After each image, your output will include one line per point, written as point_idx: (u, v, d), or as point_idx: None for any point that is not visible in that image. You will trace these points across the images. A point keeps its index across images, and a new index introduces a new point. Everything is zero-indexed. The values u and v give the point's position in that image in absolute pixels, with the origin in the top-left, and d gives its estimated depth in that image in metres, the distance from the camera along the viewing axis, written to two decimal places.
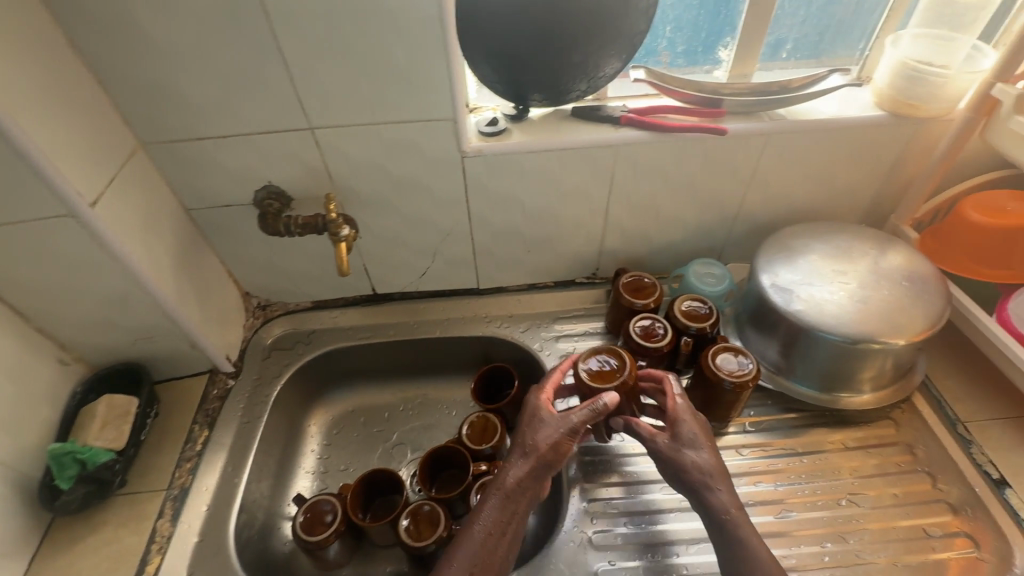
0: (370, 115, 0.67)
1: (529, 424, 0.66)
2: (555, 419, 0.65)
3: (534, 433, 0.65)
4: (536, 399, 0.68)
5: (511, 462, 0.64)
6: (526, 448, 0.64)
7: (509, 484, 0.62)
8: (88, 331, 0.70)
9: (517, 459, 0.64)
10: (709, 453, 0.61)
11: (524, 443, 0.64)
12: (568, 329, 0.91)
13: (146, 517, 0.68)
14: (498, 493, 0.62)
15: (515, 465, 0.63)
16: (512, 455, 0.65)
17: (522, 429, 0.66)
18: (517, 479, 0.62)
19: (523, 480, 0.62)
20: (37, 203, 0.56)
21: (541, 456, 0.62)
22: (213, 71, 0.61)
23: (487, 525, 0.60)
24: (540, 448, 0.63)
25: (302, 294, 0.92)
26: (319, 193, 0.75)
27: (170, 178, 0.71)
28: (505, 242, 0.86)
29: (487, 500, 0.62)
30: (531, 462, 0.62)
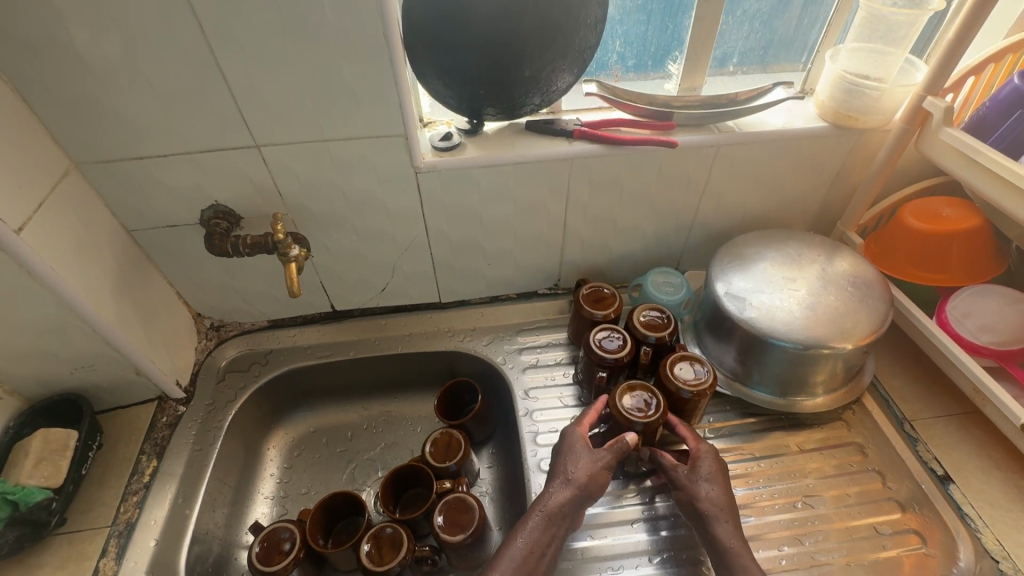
0: (319, 132, 0.66)
1: (571, 452, 0.69)
2: (592, 452, 0.68)
3: (574, 461, 0.68)
4: (576, 430, 0.71)
5: (550, 488, 0.66)
6: (569, 475, 0.67)
7: (553, 506, 0.65)
8: (21, 362, 0.66)
9: (560, 485, 0.66)
10: (724, 490, 0.65)
11: (567, 471, 0.67)
12: (531, 341, 0.91)
13: (87, 557, 0.64)
14: (542, 514, 0.64)
15: (556, 488, 0.66)
16: (554, 480, 0.67)
17: (562, 457, 0.69)
18: (560, 506, 0.65)
19: (566, 507, 0.65)
20: None
21: (582, 486, 0.65)
22: (149, 89, 0.59)
23: (529, 543, 0.62)
24: (581, 475, 0.66)
25: (257, 313, 0.89)
26: (269, 211, 0.73)
27: (108, 199, 0.68)
28: (466, 256, 0.85)
29: (528, 521, 0.64)
30: (575, 490, 0.65)
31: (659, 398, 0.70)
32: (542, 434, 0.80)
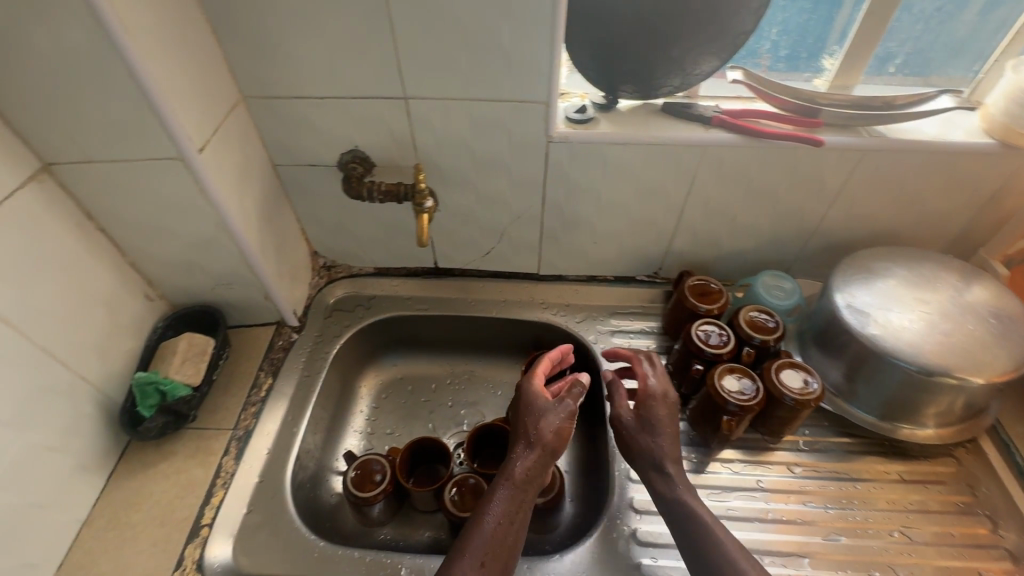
0: (466, 90, 0.67)
1: (531, 416, 0.70)
2: (555, 408, 0.70)
3: (535, 422, 0.69)
4: (532, 389, 0.73)
5: (515, 451, 0.68)
6: (532, 438, 0.68)
7: (519, 474, 0.65)
8: (176, 270, 0.73)
9: (525, 450, 0.67)
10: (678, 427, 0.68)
11: (532, 431, 0.68)
12: (623, 325, 0.91)
13: (212, 453, 0.71)
14: (508, 484, 0.64)
15: (519, 453, 0.67)
16: (517, 446, 0.68)
17: (523, 422, 0.70)
18: (525, 467, 0.66)
19: (531, 468, 0.66)
20: (150, 144, 0.57)
21: (547, 444, 0.67)
22: (323, 33, 0.62)
23: (497, 515, 0.61)
24: (544, 438, 0.68)
25: (367, 259, 0.94)
26: (402, 162, 0.76)
27: (264, 133, 0.73)
28: (574, 230, 0.86)
29: (496, 492, 0.63)
30: (537, 452, 0.67)
31: (760, 393, 0.70)
32: None
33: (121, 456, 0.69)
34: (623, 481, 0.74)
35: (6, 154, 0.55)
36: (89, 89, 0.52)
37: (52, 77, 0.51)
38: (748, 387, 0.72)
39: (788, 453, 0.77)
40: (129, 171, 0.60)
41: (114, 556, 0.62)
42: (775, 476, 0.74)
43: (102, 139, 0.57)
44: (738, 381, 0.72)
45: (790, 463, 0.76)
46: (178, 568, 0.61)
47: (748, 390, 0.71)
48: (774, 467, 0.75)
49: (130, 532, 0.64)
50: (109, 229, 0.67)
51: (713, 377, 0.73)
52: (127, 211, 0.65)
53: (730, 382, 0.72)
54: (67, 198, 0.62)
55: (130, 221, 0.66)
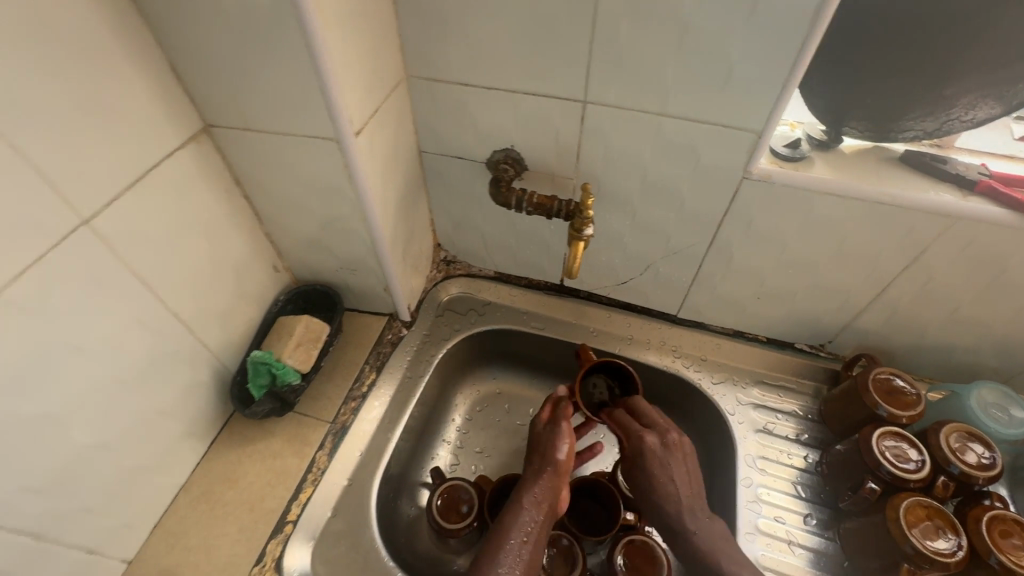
0: (660, 104, 0.55)
1: (544, 457, 0.61)
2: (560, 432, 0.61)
3: (546, 452, 0.61)
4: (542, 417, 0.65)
5: (527, 493, 0.58)
6: (542, 466, 0.60)
7: (534, 500, 0.57)
8: (306, 247, 0.70)
9: (535, 478, 0.59)
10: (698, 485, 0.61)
11: (548, 470, 0.59)
12: (769, 399, 0.76)
13: (308, 444, 0.68)
14: (524, 507, 0.56)
15: (530, 493, 0.58)
16: (528, 487, 0.58)
17: (537, 460, 0.61)
18: (539, 510, 0.56)
19: (545, 513, 0.57)
20: (309, 121, 0.52)
21: (557, 473, 0.59)
22: (511, 17, 0.53)
23: (523, 541, 0.54)
24: (557, 483, 0.59)
25: (489, 261, 0.87)
26: (558, 171, 0.67)
27: (418, 117, 0.67)
28: (737, 280, 0.72)
29: (513, 539, 0.54)
30: (550, 494, 0.58)
31: (964, 552, 0.53)
32: (764, 520, 0.66)
33: (224, 424, 0.68)
34: None
35: (172, 111, 0.52)
36: (261, 56, 0.47)
37: (225, 37, 0.47)
38: (946, 539, 0.54)
39: None
40: (281, 144, 0.56)
41: (202, 533, 0.60)
42: None
43: (261, 109, 0.52)
44: (933, 527, 0.55)
45: None
46: (258, 564, 0.59)
47: (948, 543, 0.54)
48: None
49: (219, 510, 0.62)
50: (252, 197, 0.64)
51: (900, 514, 0.56)
52: (272, 183, 0.61)
53: (925, 525, 0.55)
54: (219, 162, 0.59)
55: (273, 193, 0.63)
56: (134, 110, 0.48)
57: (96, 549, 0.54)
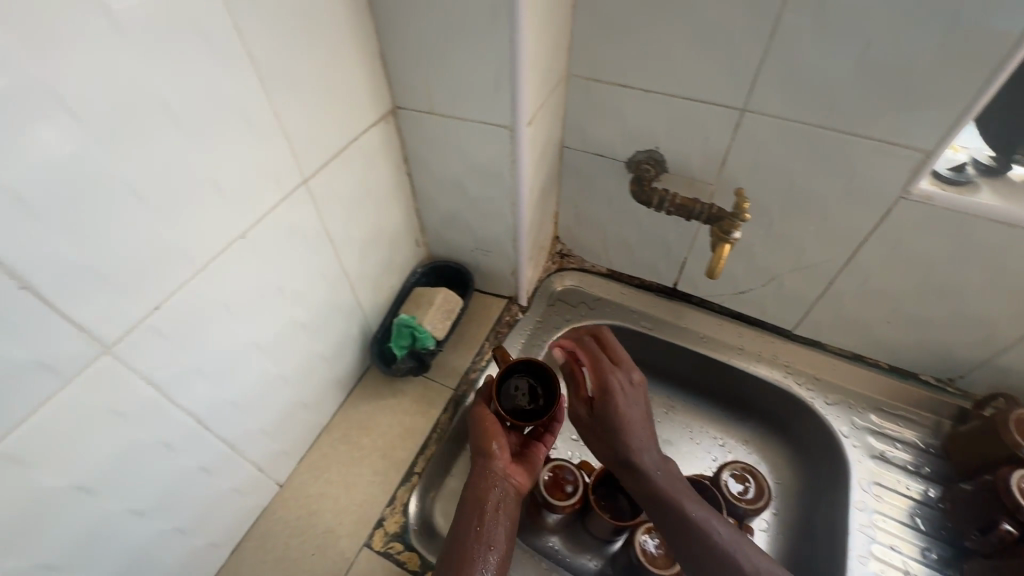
0: (825, 116, 0.56)
1: (482, 466, 0.59)
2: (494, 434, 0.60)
3: (482, 457, 0.59)
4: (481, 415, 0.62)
5: (472, 504, 0.56)
6: (483, 470, 0.58)
7: (484, 501, 0.56)
8: (449, 225, 0.76)
9: (476, 481, 0.58)
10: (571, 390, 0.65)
11: (490, 476, 0.58)
12: (887, 427, 0.74)
13: (433, 405, 0.73)
14: (474, 511, 0.56)
15: (474, 503, 0.56)
16: (470, 496, 0.57)
17: (474, 469, 0.59)
18: (488, 517, 0.55)
19: (497, 521, 0.55)
20: (490, 108, 0.57)
21: (499, 471, 0.58)
22: (688, 25, 0.56)
23: (488, 542, 0.54)
24: (497, 491, 0.57)
25: (604, 258, 0.90)
26: (700, 176, 0.69)
27: (569, 114, 0.71)
28: (868, 301, 0.71)
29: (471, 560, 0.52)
30: (493, 500, 0.57)
31: None
32: (878, 546, 0.65)
33: (361, 377, 0.76)
34: None
35: (373, 92, 0.59)
36: (464, 48, 0.53)
37: (436, 29, 0.53)
38: None
39: None
40: (456, 128, 0.61)
41: (342, 471, 0.67)
42: None
43: (448, 94, 0.58)
44: None
45: None
46: (390, 506, 0.64)
47: None
48: None
49: (357, 453, 0.69)
50: (413, 175, 0.71)
51: None
52: (436, 163, 0.67)
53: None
54: (396, 140, 0.66)
55: (434, 172, 0.69)
56: (351, 88, 0.55)
57: (264, 468, 0.61)
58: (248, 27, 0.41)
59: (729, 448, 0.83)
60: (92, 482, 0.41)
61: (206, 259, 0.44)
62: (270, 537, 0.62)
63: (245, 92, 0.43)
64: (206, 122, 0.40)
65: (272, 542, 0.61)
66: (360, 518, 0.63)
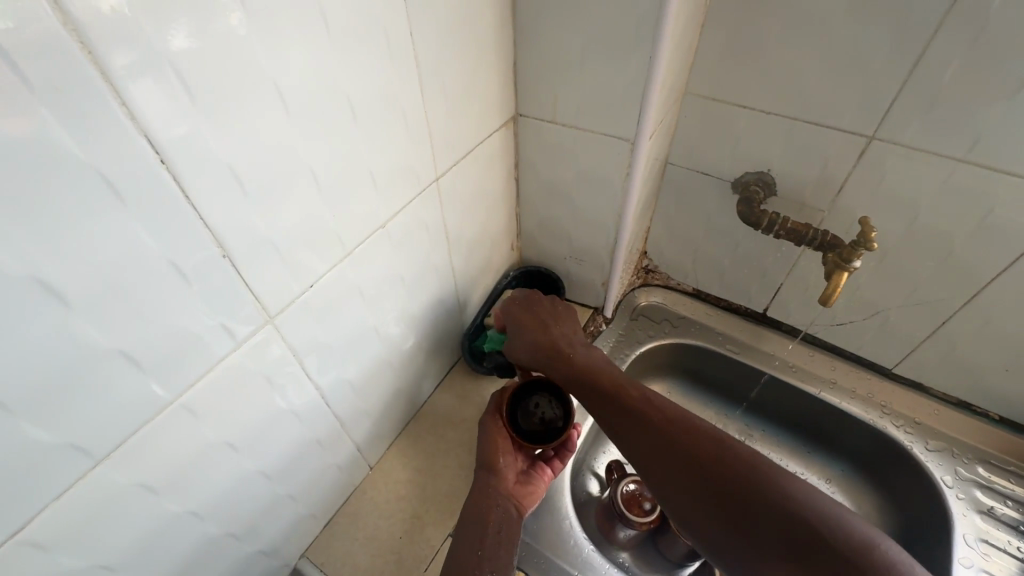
0: (969, 148, 0.54)
1: (487, 484, 0.57)
2: (504, 451, 0.60)
3: (487, 474, 0.58)
4: (489, 429, 0.61)
5: (474, 521, 0.54)
6: (487, 488, 0.57)
7: (485, 519, 0.54)
8: (547, 232, 0.78)
9: (480, 498, 0.56)
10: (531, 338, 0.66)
11: (494, 494, 0.56)
12: (996, 482, 0.70)
13: None
14: (474, 527, 0.54)
15: (474, 521, 0.54)
16: (473, 512, 0.55)
17: (478, 484, 0.58)
18: (490, 540, 0.53)
19: (499, 542, 0.54)
20: (615, 122, 0.59)
21: (504, 491, 0.57)
22: (824, 49, 0.56)
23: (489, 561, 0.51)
24: (499, 509, 0.56)
25: (691, 277, 0.89)
26: (813, 201, 0.68)
27: (680, 130, 0.72)
28: (988, 346, 0.67)
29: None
30: (496, 520, 0.55)
31: None
32: None
33: (448, 371, 0.78)
34: None
35: (502, 99, 0.61)
36: (599, 62, 0.55)
37: (575, 43, 0.55)
38: None
39: None
40: (574, 138, 0.63)
41: (429, 459, 0.69)
42: None
43: (574, 105, 0.60)
44: None
45: None
46: None
47: None
48: None
49: (443, 444, 0.71)
50: (521, 180, 0.73)
51: None
52: (546, 171, 0.69)
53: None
54: (512, 146, 0.68)
55: (542, 179, 0.71)
56: (485, 93, 0.57)
57: (361, 448, 0.64)
58: (419, 31, 0.44)
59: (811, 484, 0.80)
60: (239, 441, 0.44)
61: (352, 245, 0.47)
62: (360, 514, 0.64)
63: (407, 93, 0.46)
64: (374, 118, 0.44)
65: (362, 520, 0.64)
66: (445, 508, 0.65)
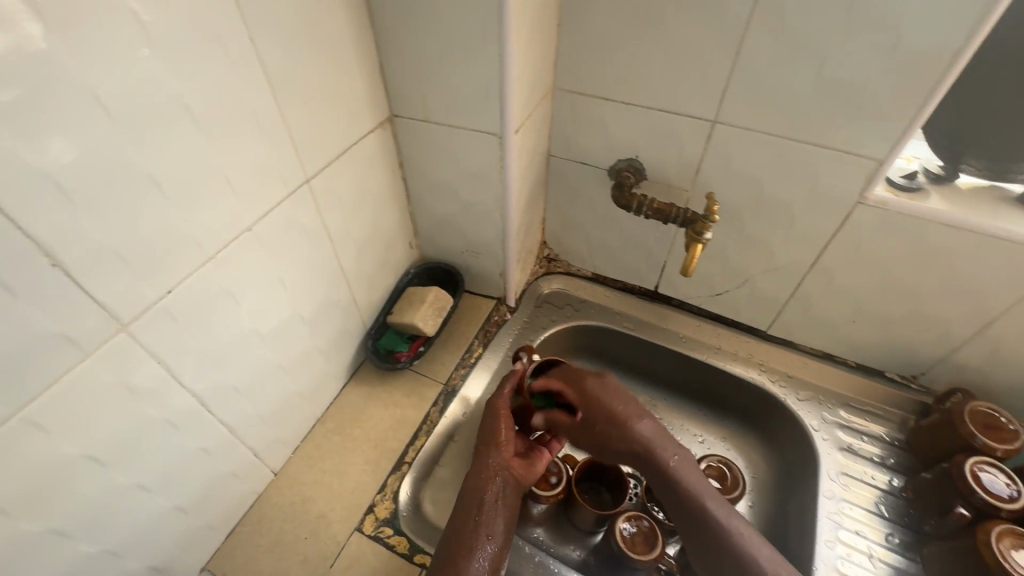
0: (789, 127, 0.62)
1: (489, 458, 0.63)
2: (504, 430, 0.65)
3: (489, 452, 0.64)
4: (494, 412, 0.67)
5: (473, 492, 0.61)
6: (490, 462, 0.63)
7: (484, 491, 0.60)
8: (442, 228, 0.81)
9: (483, 471, 0.62)
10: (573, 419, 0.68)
11: (493, 467, 0.62)
12: (855, 421, 0.78)
13: (424, 398, 0.77)
14: (475, 501, 0.60)
15: (472, 492, 0.61)
16: (472, 484, 0.62)
17: (479, 458, 0.64)
18: (485, 509, 0.60)
19: (493, 507, 0.60)
20: (481, 118, 0.62)
21: (502, 469, 0.62)
22: (662, 44, 0.62)
23: (485, 534, 0.58)
24: (494, 480, 0.61)
25: (589, 262, 0.94)
26: (676, 182, 0.74)
27: (555, 124, 0.76)
28: (837, 303, 0.75)
29: (466, 541, 0.57)
30: (490, 490, 0.61)
31: None
32: (844, 531, 0.69)
33: (354, 372, 0.79)
34: None
35: (372, 99, 0.63)
36: (457, 62, 0.58)
37: (433, 45, 0.58)
38: None
39: None
40: (449, 136, 0.66)
41: (335, 460, 0.70)
42: None
43: (443, 103, 0.63)
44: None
45: None
46: (380, 493, 0.67)
47: None
48: None
49: (349, 443, 0.72)
50: (408, 179, 0.75)
51: (994, 542, 0.57)
52: (430, 168, 0.72)
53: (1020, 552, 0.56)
54: (392, 145, 0.70)
55: (428, 176, 0.73)
56: (351, 95, 0.59)
57: (260, 455, 0.64)
58: (260, 37, 0.46)
59: (708, 445, 0.86)
60: (105, 455, 0.44)
61: (214, 250, 0.48)
62: (263, 522, 0.64)
63: (256, 95, 0.47)
64: (221, 123, 0.45)
65: (266, 526, 0.64)
66: (351, 505, 0.66)
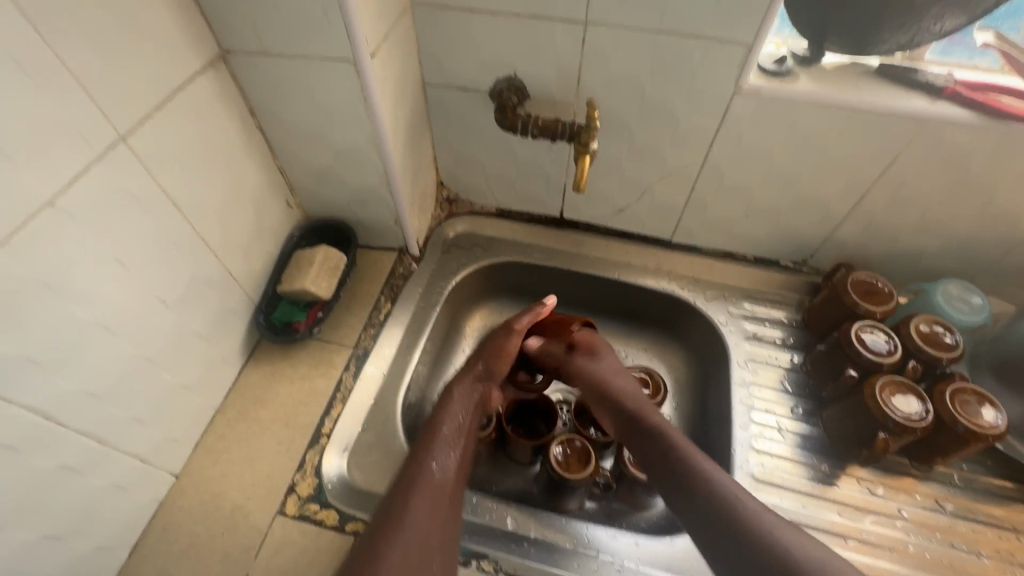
0: (658, 21, 0.59)
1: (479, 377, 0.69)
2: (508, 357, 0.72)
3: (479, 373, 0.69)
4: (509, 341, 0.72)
5: (452, 403, 0.65)
6: (478, 381, 0.68)
7: (467, 404, 0.66)
8: (319, 181, 0.73)
9: (468, 388, 0.67)
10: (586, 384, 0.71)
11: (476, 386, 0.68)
12: (759, 311, 0.82)
13: (334, 366, 0.72)
14: (461, 410, 0.65)
15: (459, 403, 0.65)
16: (455, 401, 0.66)
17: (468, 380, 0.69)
18: (462, 419, 0.64)
19: (467, 422, 0.64)
20: (329, 43, 0.55)
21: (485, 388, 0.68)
22: None
23: (459, 441, 0.61)
24: (474, 400, 0.67)
25: (491, 198, 0.90)
26: (560, 96, 0.70)
27: (423, 47, 0.69)
28: (728, 201, 0.77)
29: (439, 449, 0.59)
30: (467, 407, 0.65)
31: (928, 416, 0.61)
32: (756, 412, 0.74)
33: (252, 352, 0.72)
34: (743, 478, 0.68)
35: (190, 33, 0.53)
36: None
37: None
38: (913, 408, 0.62)
39: (937, 486, 0.68)
40: (298, 69, 0.58)
41: (243, 448, 0.64)
42: (919, 506, 0.66)
43: (281, 29, 0.55)
44: (904, 399, 0.62)
45: (939, 498, 0.67)
46: (300, 471, 0.63)
47: (919, 411, 0.61)
48: (919, 498, 0.67)
49: (257, 428, 0.66)
50: (266, 129, 0.66)
51: (877, 393, 0.63)
52: (288, 111, 0.63)
53: (898, 399, 0.62)
54: (234, 89, 0.61)
55: (287, 121, 0.65)
56: (157, 29, 0.49)
57: (149, 459, 0.58)
58: None
59: (632, 358, 0.89)
60: None
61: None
62: (170, 527, 0.59)
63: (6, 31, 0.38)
64: None
65: (175, 531, 0.59)
66: (269, 489, 0.62)
